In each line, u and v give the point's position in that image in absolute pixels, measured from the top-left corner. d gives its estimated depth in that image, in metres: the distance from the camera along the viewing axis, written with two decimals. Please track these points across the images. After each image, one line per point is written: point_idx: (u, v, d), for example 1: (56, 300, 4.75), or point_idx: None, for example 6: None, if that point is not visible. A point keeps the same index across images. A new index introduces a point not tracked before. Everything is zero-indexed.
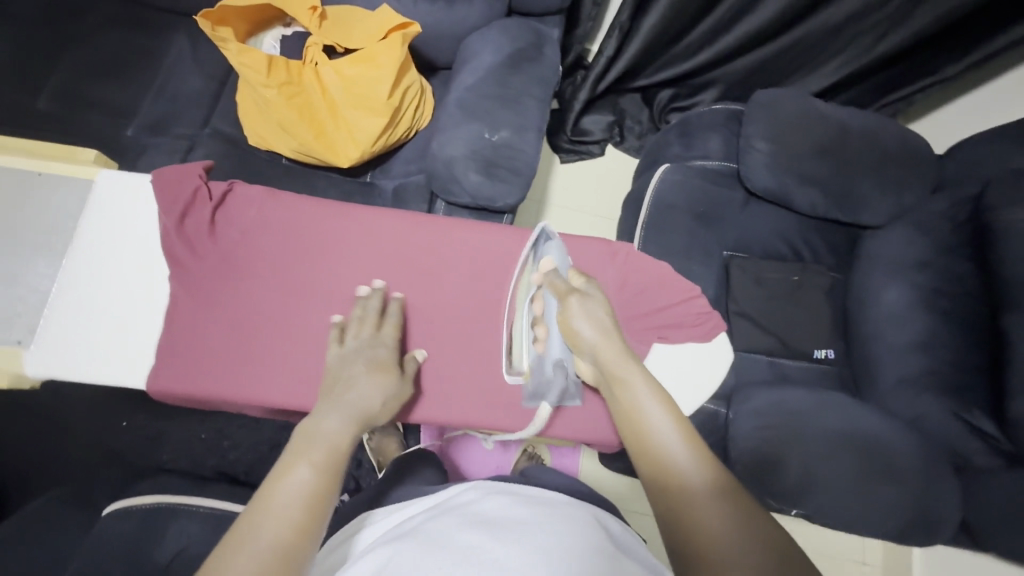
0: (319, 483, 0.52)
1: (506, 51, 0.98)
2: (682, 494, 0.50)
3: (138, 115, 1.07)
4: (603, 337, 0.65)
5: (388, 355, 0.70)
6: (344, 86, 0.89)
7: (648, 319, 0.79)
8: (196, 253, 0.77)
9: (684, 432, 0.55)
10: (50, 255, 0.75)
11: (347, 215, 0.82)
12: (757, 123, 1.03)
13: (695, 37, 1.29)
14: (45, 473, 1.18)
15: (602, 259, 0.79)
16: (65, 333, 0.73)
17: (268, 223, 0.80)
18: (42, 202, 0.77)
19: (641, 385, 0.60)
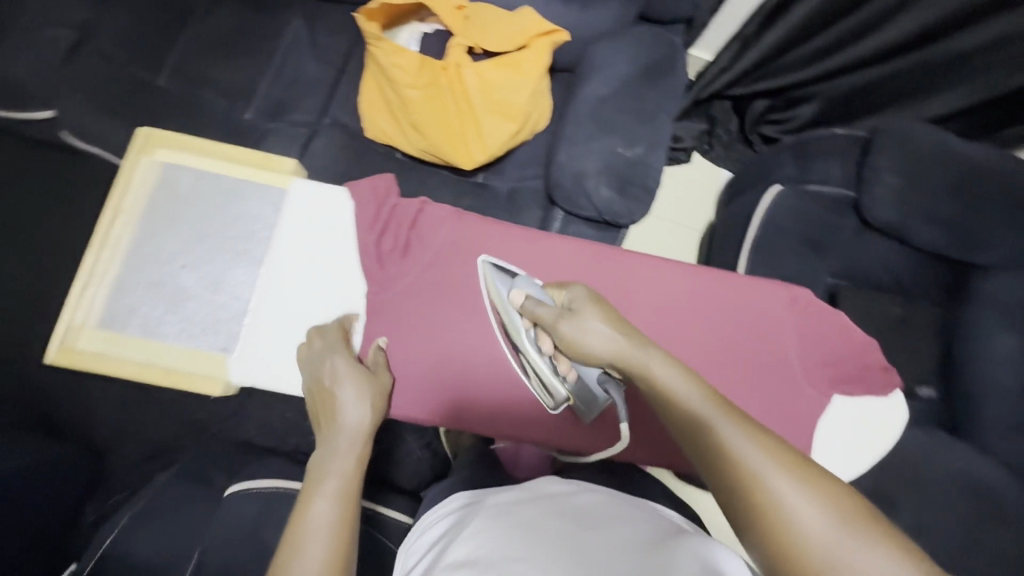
0: (340, 509, 0.57)
1: (639, 62, 0.98)
2: (739, 467, 0.46)
3: (255, 97, 1.06)
4: (606, 339, 0.58)
5: (348, 366, 0.72)
6: (485, 90, 0.87)
7: (822, 368, 0.77)
8: (392, 274, 0.82)
9: (721, 403, 0.51)
10: (252, 263, 0.82)
11: (530, 239, 0.80)
12: (885, 155, 1.01)
13: (809, 49, 1.23)
14: (142, 437, 1.24)
15: (781, 305, 0.77)
16: (272, 346, 0.80)
17: (458, 243, 0.81)
18: (243, 212, 0.84)
19: (657, 362, 0.55)
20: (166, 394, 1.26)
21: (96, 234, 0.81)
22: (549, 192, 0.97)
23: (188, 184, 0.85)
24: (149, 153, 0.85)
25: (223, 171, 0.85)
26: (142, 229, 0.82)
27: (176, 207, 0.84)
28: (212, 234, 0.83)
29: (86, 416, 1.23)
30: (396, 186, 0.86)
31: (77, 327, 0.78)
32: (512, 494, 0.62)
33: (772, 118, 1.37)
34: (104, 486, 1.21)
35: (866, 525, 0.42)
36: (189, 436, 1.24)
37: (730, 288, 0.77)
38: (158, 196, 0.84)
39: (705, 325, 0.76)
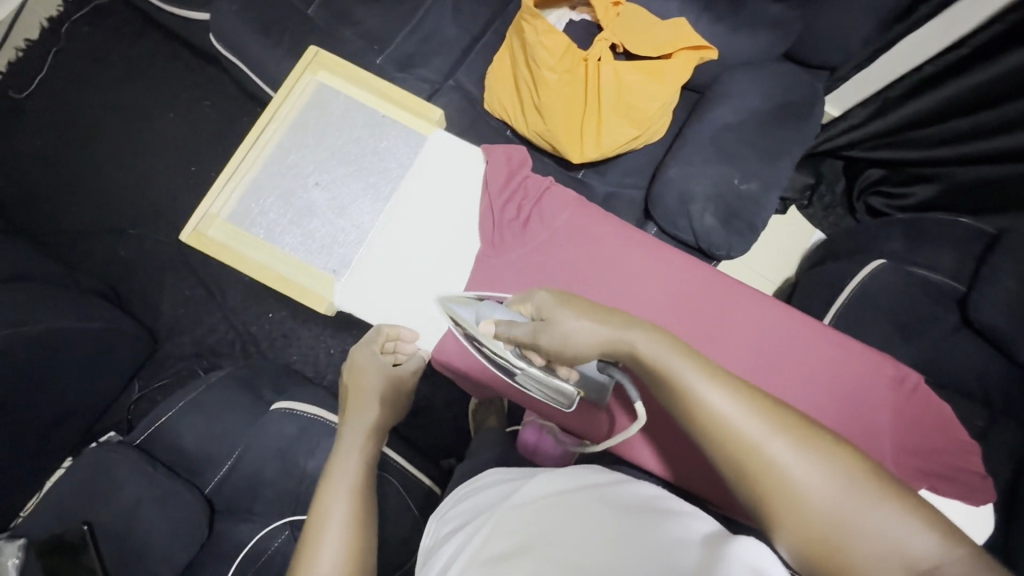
0: (352, 504, 0.66)
1: (775, 99, 0.95)
2: (736, 438, 0.49)
3: (389, 46, 1.08)
4: (589, 331, 0.58)
5: (366, 367, 0.80)
6: (618, 89, 0.87)
7: (911, 457, 0.71)
8: (507, 243, 0.82)
9: (708, 369, 0.52)
10: (377, 199, 0.87)
11: (643, 246, 0.80)
12: (1008, 259, 0.94)
13: (944, 129, 1.13)
14: (195, 334, 1.30)
15: (876, 378, 0.72)
16: (376, 279, 0.84)
17: (578, 230, 0.81)
18: (380, 148, 0.89)
19: (642, 337, 0.56)
20: (227, 301, 1.31)
21: (248, 136, 0.88)
22: (648, 206, 0.97)
23: (337, 111, 0.91)
24: (311, 74, 0.92)
25: (372, 106, 0.91)
26: (288, 140, 0.89)
27: (323, 128, 0.90)
28: (350, 163, 0.89)
29: (154, 300, 1.30)
30: (530, 161, 0.87)
31: (213, 216, 0.86)
32: (553, 480, 0.60)
33: (882, 188, 1.29)
34: (153, 368, 1.28)
35: (857, 472, 0.47)
36: (237, 346, 1.29)
37: (833, 350, 0.74)
38: (309, 114, 0.90)
39: (796, 380, 0.74)
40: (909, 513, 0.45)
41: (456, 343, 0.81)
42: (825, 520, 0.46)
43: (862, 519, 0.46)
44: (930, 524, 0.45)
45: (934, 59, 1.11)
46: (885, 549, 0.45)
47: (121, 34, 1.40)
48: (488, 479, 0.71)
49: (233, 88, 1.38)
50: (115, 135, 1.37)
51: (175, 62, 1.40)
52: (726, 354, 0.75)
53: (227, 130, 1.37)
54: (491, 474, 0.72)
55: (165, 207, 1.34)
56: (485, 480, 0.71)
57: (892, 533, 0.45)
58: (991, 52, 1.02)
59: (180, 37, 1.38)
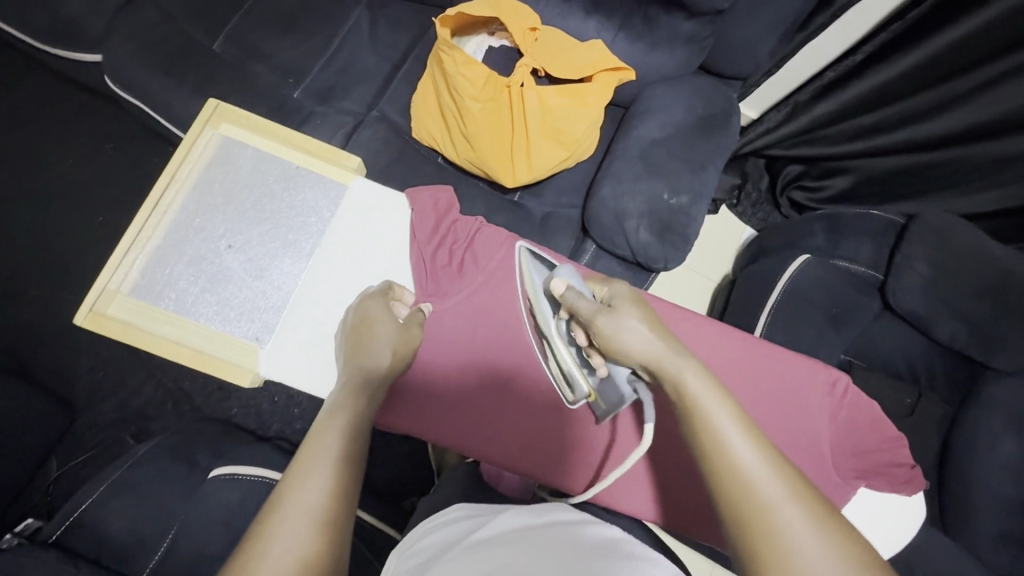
0: (343, 456, 0.55)
1: (696, 112, 0.98)
2: (756, 496, 0.46)
3: (305, 79, 1.06)
4: (644, 341, 0.58)
5: (377, 315, 0.72)
6: (543, 115, 0.86)
7: (850, 456, 0.75)
8: (445, 290, 0.80)
9: (748, 428, 0.50)
10: (298, 257, 0.83)
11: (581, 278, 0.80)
12: (919, 245, 1.01)
13: (854, 124, 1.20)
14: (121, 397, 1.19)
15: (809, 386, 0.76)
16: (309, 340, 0.79)
17: (517, 269, 0.80)
18: (297, 203, 0.85)
19: (692, 374, 0.54)
20: (154, 358, 1.22)
21: (147, 202, 0.82)
22: (585, 224, 0.98)
23: (246, 165, 0.86)
24: (212, 127, 0.87)
25: (284, 156, 0.87)
26: (193, 202, 0.83)
27: (232, 186, 0.85)
28: (266, 221, 0.84)
29: (70, 366, 1.19)
30: (457, 204, 0.86)
31: (111, 292, 0.79)
32: (522, 517, 0.61)
33: (801, 184, 1.35)
34: (75, 441, 1.17)
35: (870, 563, 0.43)
36: (170, 405, 1.20)
37: (774, 362, 0.77)
38: (213, 172, 0.85)
39: (740, 396, 0.76)
40: None
41: (406, 396, 0.77)
42: None
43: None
44: None
45: (833, 65, 1.18)
46: None
47: (5, 78, 1.28)
48: (454, 513, 0.70)
49: (139, 128, 1.29)
50: (6, 188, 1.25)
51: (70, 104, 1.29)
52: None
53: (137, 173, 1.27)
54: (455, 513, 0.70)
55: (72, 263, 1.23)
56: (448, 519, 0.68)
57: None
58: (886, 54, 1.10)
59: (73, 77, 1.27)
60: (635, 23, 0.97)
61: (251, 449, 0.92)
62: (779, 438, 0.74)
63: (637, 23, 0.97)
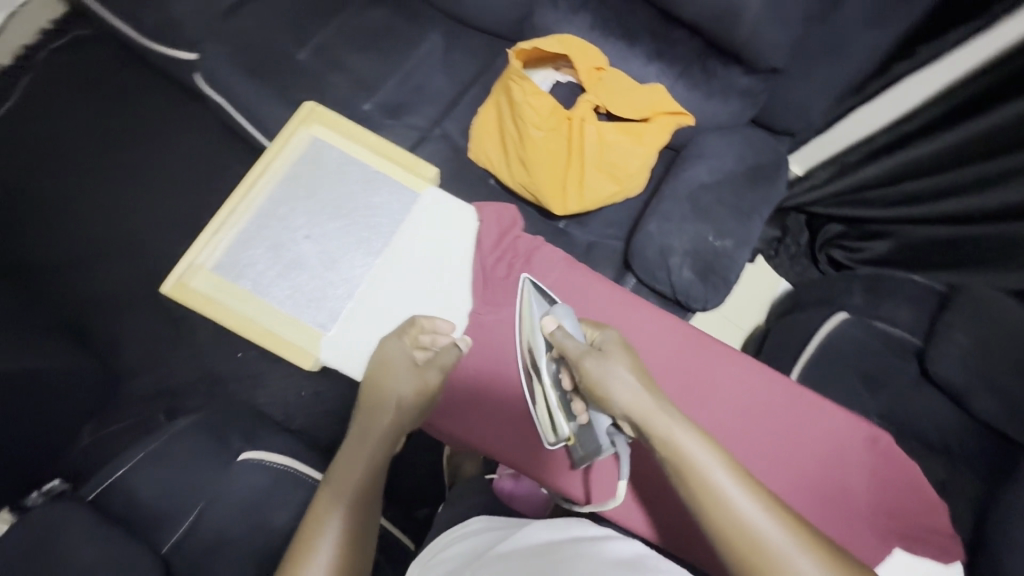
0: (347, 523, 0.59)
1: (746, 161, 1.01)
2: (762, 548, 0.50)
3: (377, 93, 1.12)
4: (631, 394, 0.59)
5: (395, 358, 0.76)
6: (601, 149, 0.90)
7: (884, 515, 0.73)
8: (499, 301, 0.84)
9: (741, 478, 0.54)
10: (370, 254, 0.87)
11: (626, 303, 0.83)
12: (962, 315, 1.00)
13: (899, 191, 1.21)
14: (159, 373, 1.24)
15: (846, 438, 0.75)
16: (369, 335, 0.83)
17: (570, 289, 0.83)
18: (373, 204, 0.89)
19: (681, 432, 0.56)
20: (195, 339, 1.26)
21: (238, 188, 0.87)
22: (628, 257, 1.00)
23: (331, 163, 0.91)
24: (305, 127, 0.91)
25: (367, 159, 0.91)
26: (280, 193, 0.88)
27: (315, 181, 0.90)
28: (343, 218, 0.89)
29: (117, 337, 1.25)
30: (519, 222, 0.89)
31: (196, 267, 0.83)
32: (543, 531, 0.61)
33: (842, 244, 1.35)
34: (111, 410, 1.22)
35: None
36: (203, 386, 1.24)
37: (812, 412, 0.76)
38: (301, 167, 0.90)
39: (774, 439, 0.76)
40: None
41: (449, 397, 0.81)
42: None
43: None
44: None
45: (885, 131, 1.20)
46: None
47: (102, 65, 1.39)
48: (476, 524, 0.71)
49: (215, 123, 1.37)
50: (87, 166, 1.34)
51: (156, 94, 1.38)
52: (714, 414, 0.78)
53: (206, 164, 1.35)
54: (472, 526, 0.71)
55: (135, 241, 1.30)
56: (467, 531, 0.70)
57: None
58: (939, 126, 1.11)
59: (163, 70, 1.37)
60: (694, 73, 1.02)
61: (280, 436, 0.95)
62: (808, 487, 0.74)
63: (695, 72, 1.02)
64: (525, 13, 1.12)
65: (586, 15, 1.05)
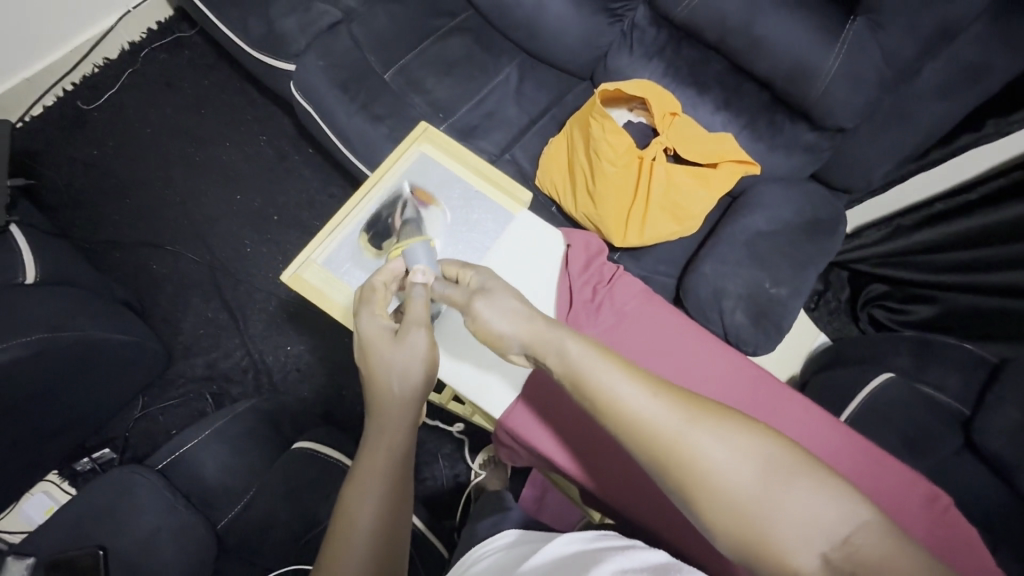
0: (371, 542, 0.56)
1: (805, 215, 1.04)
2: (656, 435, 0.50)
3: (452, 116, 1.19)
4: (520, 321, 0.64)
5: (381, 332, 0.69)
6: (668, 189, 0.95)
7: None
8: (581, 322, 0.86)
9: (629, 372, 0.55)
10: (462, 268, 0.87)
11: (698, 338, 0.87)
12: (1014, 387, 1.00)
13: (953, 257, 1.22)
14: (211, 357, 1.30)
15: (908, 497, 0.76)
16: (453, 344, 0.85)
17: (649, 318, 0.87)
18: (472, 221, 0.90)
19: (575, 345, 0.59)
20: (248, 328, 1.32)
21: (356, 194, 0.90)
22: (680, 294, 1.04)
23: (436, 178, 0.93)
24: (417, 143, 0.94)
25: (469, 179, 0.93)
26: (388, 201, 0.90)
27: (421, 192, 0.91)
28: (440, 230, 0.90)
29: (176, 318, 1.31)
30: (605, 250, 0.93)
31: (308, 262, 0.87)
32: (572, 541, 0.60)
33: (885, 303, 1.36)
34: (162, 387, 1.27)
35: (770, 446, 0.48)
36: (250, 374, 1.29)
37: (873, 465, 0.78)
38: (410, 179, 0.92)
39: None
40: (829, 484, 0.46)
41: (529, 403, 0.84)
42: (743, 500, 0.46)
43: (769, 501, 0.46)
44: (856, 497, 0.46)
45: (946, 198, 1.23)
46: (807, 528, 0.44)
47: (195, 65, 1.49)
48: (508, 538, 0.71)
49: (291, 128, 1.46)
50: (172, 156, 1.43)
51: (240, 97, 1.48)
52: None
53: (279, 166, 1.43)
54: (499, 539, 0.71)
55: (204, 230, 1.38)
56: (495, 546, 0.70)
57: (811, 514, 0.45)
58: (999, 199, 1.14)
59: (250, 76, 1.47)
60: (760, 125, 1.07)
61: (330, 431, 0.98)
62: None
63: (762, 125, 1.07)
64: (599, 56, 1.19)
65: (660, 63, 1.11)
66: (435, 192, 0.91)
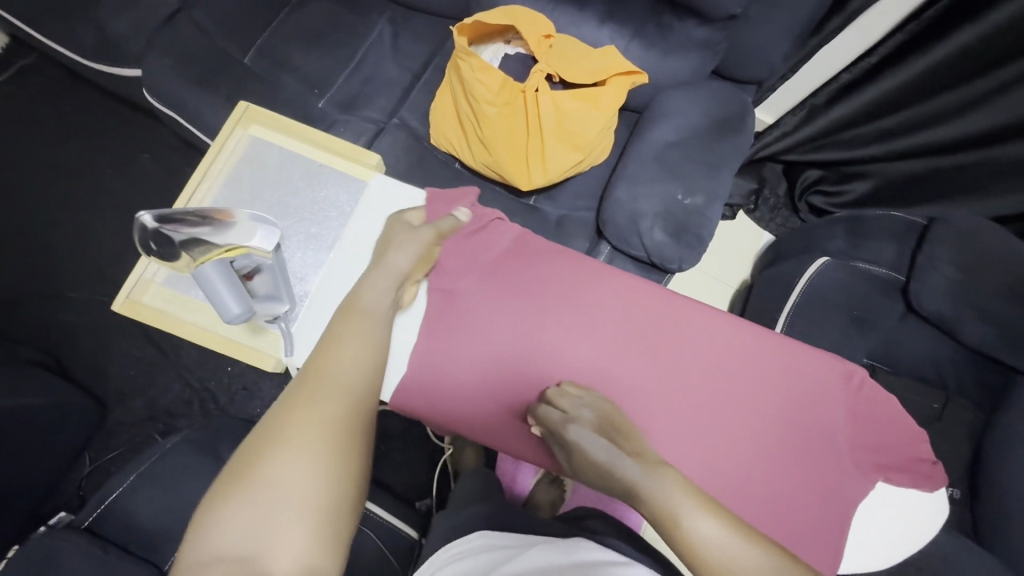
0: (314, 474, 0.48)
1: (711, 116, 0.99)
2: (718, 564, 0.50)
3: (330, 89, 1.10)
4: (603, 453, 0.60)
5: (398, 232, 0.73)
6: (558, 118, 0.89)
7: (871, 451, 0.73)
8: (451, 274, 0.78)
9: (705, 504, 0.54)
10: (320, 247, 0.86)
11: (584, 265, 0.81)
12: (943, 246, 1.02)
13: (874, 128, 1.21)
14: (149, 396, 1.24)
15: (826, 374, 0.74)
16: (328, 333, 0.80)
17: (529, 257, 0.81)
18: (319, 198, 0.88)
19: (658, 480, 0.56)
20: (182, 358, 1.26)
21: (180, 197, 0.87)
22: (600, 225, 0.99)
23: (273, 162, 0.90)
24: (242, 129, 0.91)
25: (308, 155, 0.91)
26: (225, 198, 0.88)
27: (259, 183, 0.89)
28: (293, 213, 0.88)
29: (102, 366, 1.24)
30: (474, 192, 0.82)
31: (147, 282, 0.83)
32: (559, 551, 0.63)
33: (820, 188, 1.35)
34: (106, 439, 1.22)
35: None
36: (195, 405, 1.24)
37: (789, 353, 0.75)
38: (243, 169, 0.89)
39: (753, 387, 0.74)
40: None
41: (417, 378, 0.76)
42: None
43: None
44: None
45: (851, 66, 1.17)
46: None
47: (52, 94, 1.36)
48: (475, 542, 0.71)
49: (174, 139, 1.35)
50: (53, 198, 1.32)
51: (110, 117, 1.36)
52: (691, 367, 0.75)
53: (171, 183, 1.33)
54: (472, 543, 0.70)
55: (109, 268, 1.29)
56: (465, 550, 0.69)
57: None
58: (900, 56, 1.10)
59: (113, 92, 1.34)
60: (649, 31, 1.00)
61: None
62: (790, 435, 0.72)
63: (650, 30, 0.99)
64: None
65: None
66: (279, 173, 0.89)
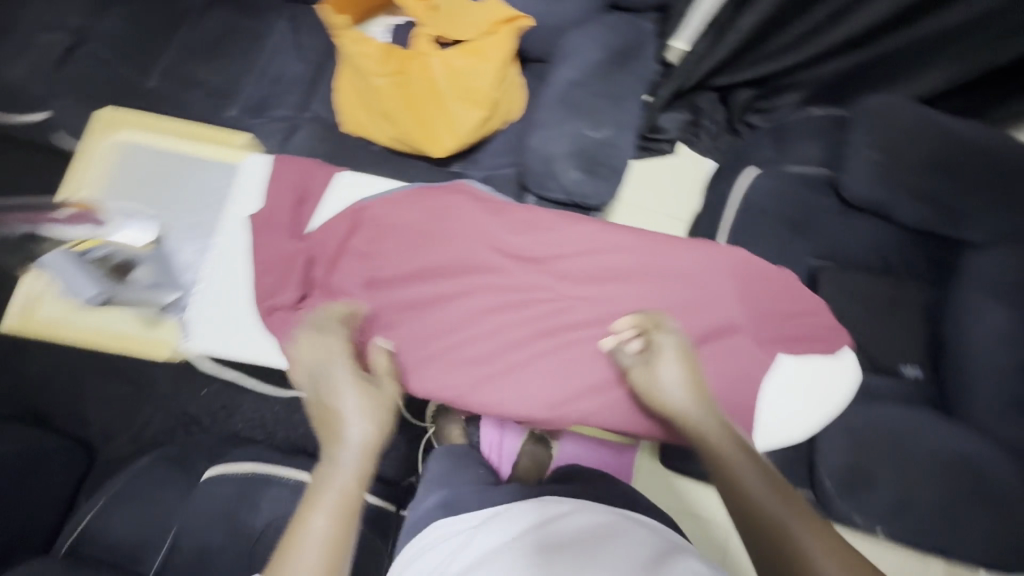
0: None
1: (611, 48, 0.99)
2: (763, 518, 0.53)
3: (239, 96, 1.10)
4: (678, 392, 0.65)
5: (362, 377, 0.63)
6: (451, 77, 0.89)
7: (780, 326, 0.76)
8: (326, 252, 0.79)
9: (766, 473, 0.57)
10: (206, 235, 0.87)
11: (449, 212, 0.78)
12: (860, 133, 1.03)
13: (790, 35, 1.20)
14: (132, 429, 1.27)
15: (711, 264, 0.75)
16: (228, 316, 0.81)
17: (399, 220, 0.79)
18: (199, 189, 0.90)
19: (736, 450, 0.60)
20: (158, 388, 1.29)
21: None
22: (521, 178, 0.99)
23: (149, 162, 0.91)
24: (111, 134, 0.92)
25: (179, 147, 0.92)
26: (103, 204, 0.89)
27: (136, 184, 0.90)
28: (178, 209, 0.89)
29: (82, 409, 1.27)
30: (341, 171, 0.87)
31: (39, 296, 0.85)
32: (512, 512, 0.58)
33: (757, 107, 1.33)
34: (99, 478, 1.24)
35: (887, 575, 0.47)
36: (179, 430, 1.27)
37: (671, 254, 0.75)
38: (120, 173, 0.90)
39: (650, 294, 0.74)
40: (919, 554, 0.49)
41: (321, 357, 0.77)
42: None
43: None
44: None
45: None
46: None
47: None
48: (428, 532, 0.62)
49: None
50: None
51: None
52: (582, 289, 0.74)
53: None
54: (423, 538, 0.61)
55: None
56: (416, 545, 0.60)
57: None
58: None
59: None
60: None
61: (245, 448, 0.97)
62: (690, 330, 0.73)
63: None
64: None
65: None
66: (156, 169, 0.91)
